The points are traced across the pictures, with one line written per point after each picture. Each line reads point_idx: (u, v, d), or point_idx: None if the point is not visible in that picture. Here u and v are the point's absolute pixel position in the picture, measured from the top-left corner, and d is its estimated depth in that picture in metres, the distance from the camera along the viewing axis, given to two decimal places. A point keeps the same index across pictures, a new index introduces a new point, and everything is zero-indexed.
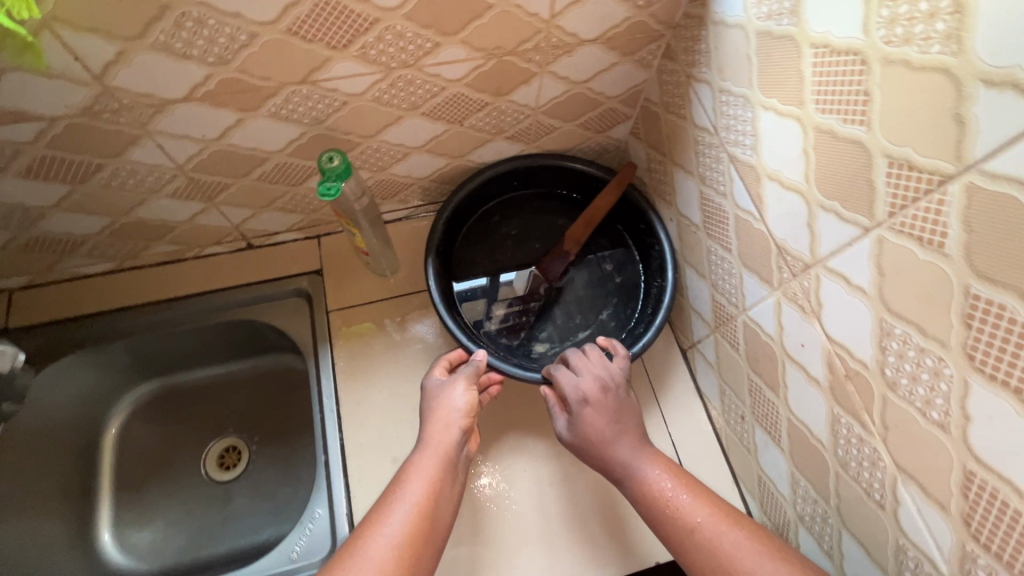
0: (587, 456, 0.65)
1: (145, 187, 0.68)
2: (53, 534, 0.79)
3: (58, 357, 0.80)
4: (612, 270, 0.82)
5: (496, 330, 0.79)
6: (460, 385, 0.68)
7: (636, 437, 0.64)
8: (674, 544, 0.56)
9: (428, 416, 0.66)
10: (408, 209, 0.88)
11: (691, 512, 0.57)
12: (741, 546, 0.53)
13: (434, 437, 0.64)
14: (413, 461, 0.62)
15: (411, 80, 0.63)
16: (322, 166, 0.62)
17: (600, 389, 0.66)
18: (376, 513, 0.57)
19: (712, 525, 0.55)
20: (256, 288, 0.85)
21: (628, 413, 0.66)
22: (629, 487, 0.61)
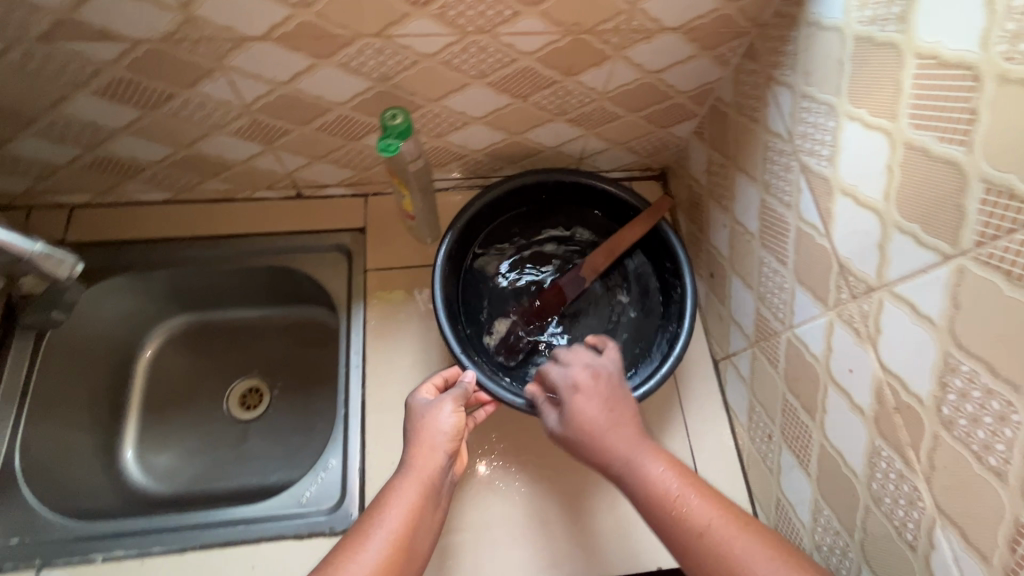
0: (581, 450, 0.59)
1: (210, 122, 0.69)
2: (83, 443, 0.83)
3: (107, 276, 0.83)
4: (627, 304, 0.80)
5: (495, 346, 0.77)
6: (450, 404, 0.62)
7: (635, 430, 0.58)
8: (682, 552, 0.51)
9: (412, 437, 0.61)
10: (457, 179, 0.88)
11: (699, 515, 0.51)
12: (754, 554, 0.48)
13: (419, 461, 0.58)
14: (394, 487, 0.57)
15: (484, 47, 0.62)
16: (384, 123, 0.62)
17: (591, 377, 0.62)
18: (350, 544, 0.53)
19: (721, 528, 0.50)
20: (299, 238, 0.86)
21: (625, 403, 0.61)
22: (629, 484, 0.55)
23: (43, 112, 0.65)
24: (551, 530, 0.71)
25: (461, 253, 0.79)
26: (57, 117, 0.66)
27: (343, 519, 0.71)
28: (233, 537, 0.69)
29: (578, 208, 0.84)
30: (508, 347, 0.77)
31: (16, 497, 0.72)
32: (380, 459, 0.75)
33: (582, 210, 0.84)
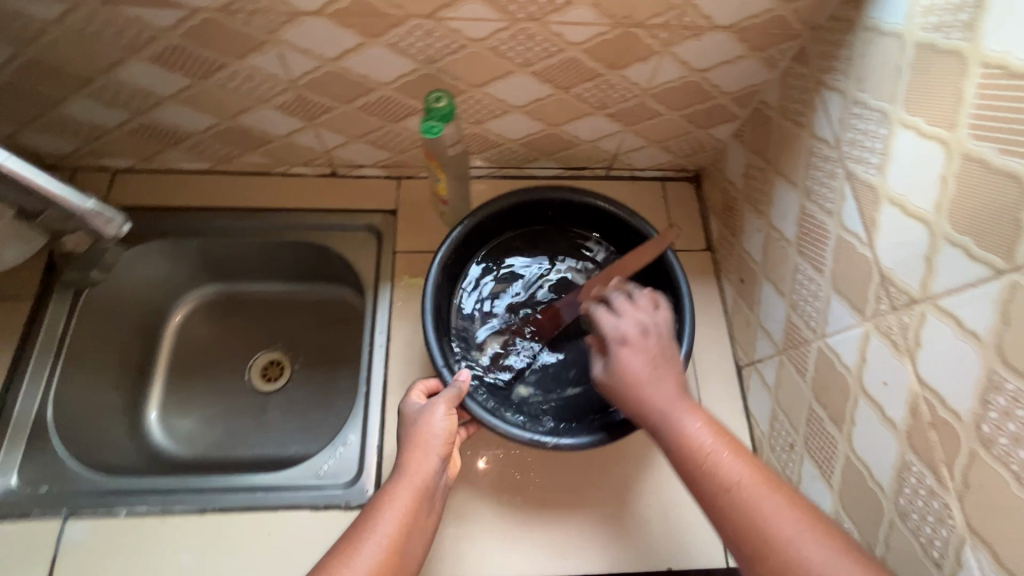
0: (623, 401, 0.61)
1: (255, 95, 0.70)
2: (111, 401, 0.85)
3: (144, 240, 0.85)
4: None
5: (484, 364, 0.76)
6: (444, 410, 0.62)
7: (676, 386, 0.60)
8: (708, 501, 0.53)
9: (405, 440, 0.61)
10: (491, 168, 0.88)
11: (731, 472, 0.53)
12: (782, 512, 0.50)
13: (413, 466, 0.59)
14: (389, 490, 0.58)
15: (532, 35, 0.62)
16: (428, 104, 0.62)
17: (640, 333, 0.64)
18: (345, 546, 0.53)
19: (752, 486, 0.52)
20: (332, 216, 0.87)
21: (670, 362, 0.62)
22: (663, 435, 0.58)
23: (98, 75, 0.67)
24: (562, 522, 0.71)
25: (457, 264, 0.77)
26: (110, 81, 0.68)
27: (359, 494, 0.72)
28: (252, 503, 0.71)
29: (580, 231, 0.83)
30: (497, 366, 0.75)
31: (47, 447, 0.73)
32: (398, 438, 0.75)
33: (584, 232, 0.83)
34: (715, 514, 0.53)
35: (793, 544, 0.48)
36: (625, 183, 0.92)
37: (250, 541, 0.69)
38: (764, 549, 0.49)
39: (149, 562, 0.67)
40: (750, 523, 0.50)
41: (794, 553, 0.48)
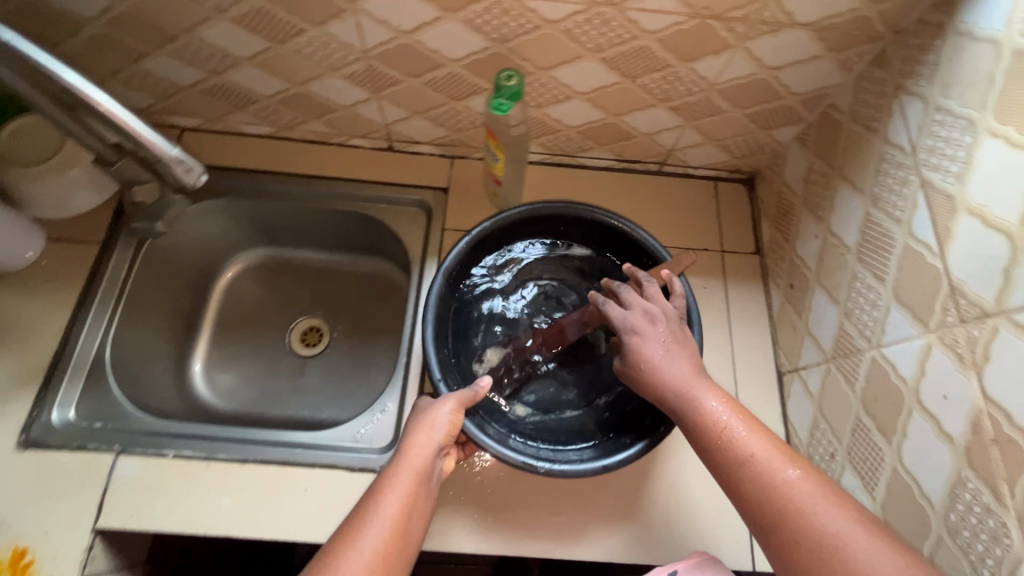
0: (638, 385, 0.63)
1: (327, 63, 0.72)
2: (161, 349, 0.88)
3: (206, 197, 0.88)
4: None
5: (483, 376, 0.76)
6: (446, 401, 0.63)
7: (692, 366, 0.62)
8: (723, 475, 0.56)
9: (410, 428, 0.61)
10: (544, 154, 0.88)
11: (746, 445, 0.55)
12: (795, 483, 0.52)
13: (413, 451, 0.59)
14: (387, 476, 0.57)
15: (608, 20, 0.62)
16: (498, 82, 0.63)
17: (648, 322, 0.64)
18: (345, 532, 0.53)
19: (766, 458, 0.54)
20: (384, 189, 0.89)
21: (684, 344, 0.63)
22: (682, 416, 0.60)
23: (182, 33, 0.70)
24: (585, 511, 0.74)
25: (462, 272, 0.78)
26: (192, 40, 0.70)
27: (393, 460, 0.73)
28: (291, 458, 0.73)
29: (590, 250, 0.83)
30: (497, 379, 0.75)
31: (103, 386, 0.77)
32: None
33: (593, 250, 0.83)
34: (731, 486, 0.55)
35: (805, 513, 0.50)
36: (677, 180, 0.92)
37: (288, 494, 0.71)
38: (779, 518, 0.51)
39: (192, 504, 0.70)
40: (765, 493, 0.52)
41: (810, 520, 0.50)
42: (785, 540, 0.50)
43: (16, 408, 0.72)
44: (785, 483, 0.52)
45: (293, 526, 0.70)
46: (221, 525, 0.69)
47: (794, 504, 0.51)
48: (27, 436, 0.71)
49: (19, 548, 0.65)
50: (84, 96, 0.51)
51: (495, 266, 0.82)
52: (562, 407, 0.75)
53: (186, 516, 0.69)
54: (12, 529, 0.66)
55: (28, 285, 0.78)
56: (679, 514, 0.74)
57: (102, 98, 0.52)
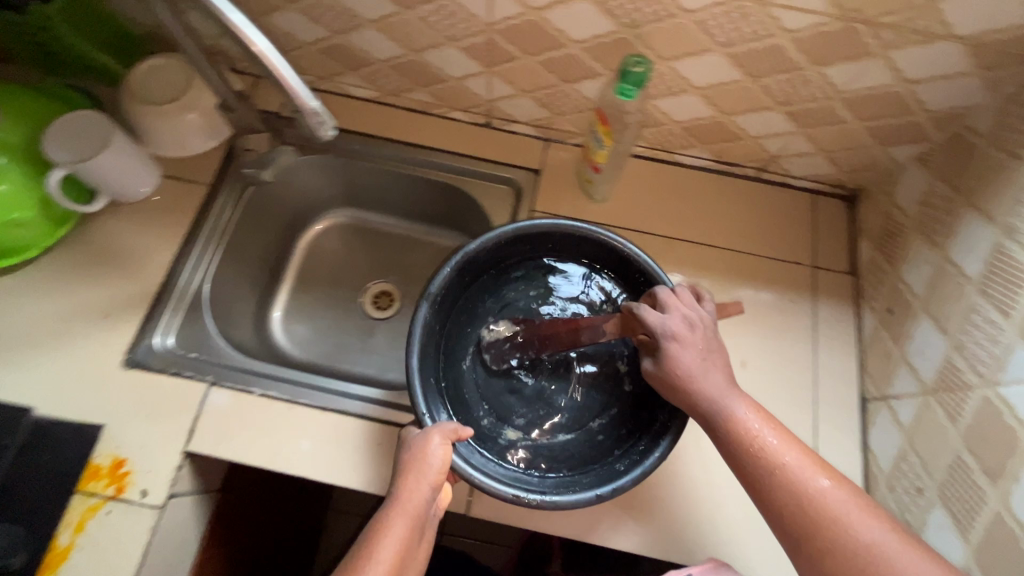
0: (672, 392, 0.61)
1: (449, 33, 0.72)
2: (248, 293, 0.92)
3: (308, 154, 0.91)
4: (625, 375, 0.77)
5: (489, 342, 0.78)
6: (439, 451, 0.60)
7: (727, 376, 0.61)
8: (754, 485, 0.55)
9: (401, 468, 0.59)
10: (655, 148, 0.87)
11: (778, 453, 0.56)
12: (830, 492, 0.52)
13: (406, 501, 0.56)
14: (380, 528, 0.55)
15: (748, 15, 0.60)
16: (626, 69, 0.62)
17: (689, 328, 0.62)
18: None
19: (799, 466, 0.54)
20: (479, 165, 0.89)
21: (719, 353, 0.62)
22: (714, 423, 0.59)
23: None
24: (648, 507, 0.74)
25: (448, 298, 0.77)
26: None
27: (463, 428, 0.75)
28: (366, 412, 0.76)
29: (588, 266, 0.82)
30: (499, 351, 0.78)
31: (201, 320, 0.81)
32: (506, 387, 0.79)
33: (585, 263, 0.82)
34: (762, 495, 0.55)
35: (841, 522, 0.50)
36: (775, 189, 0.89)
37: (362, 446, 0.74)
38: (815, 530, 0.51)
39: (273, 441, 0.74)
40: (800, 503, 0.52)
41: (847, 530, 0.50)
42: (822, 551, 0.50)
43: (123, 330, 0.77)
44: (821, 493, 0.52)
45: (363, 477, 0.73)
46: (298, 465, 0.73)
47: (831, 516, 0.51)
48: (131, 356, 0.75)
49: (118, 458, 0.70)
50: (242, 36, 0.53)
51: (485, 288, 0.81)
52: (553, 429, 0.76)
53: (269, 451, 0.73)
54: (113, 440, 0.71)
55: (142, 217, 0.83)
56: (743, 523, 0.73)
57: (258, 41, 0.53)
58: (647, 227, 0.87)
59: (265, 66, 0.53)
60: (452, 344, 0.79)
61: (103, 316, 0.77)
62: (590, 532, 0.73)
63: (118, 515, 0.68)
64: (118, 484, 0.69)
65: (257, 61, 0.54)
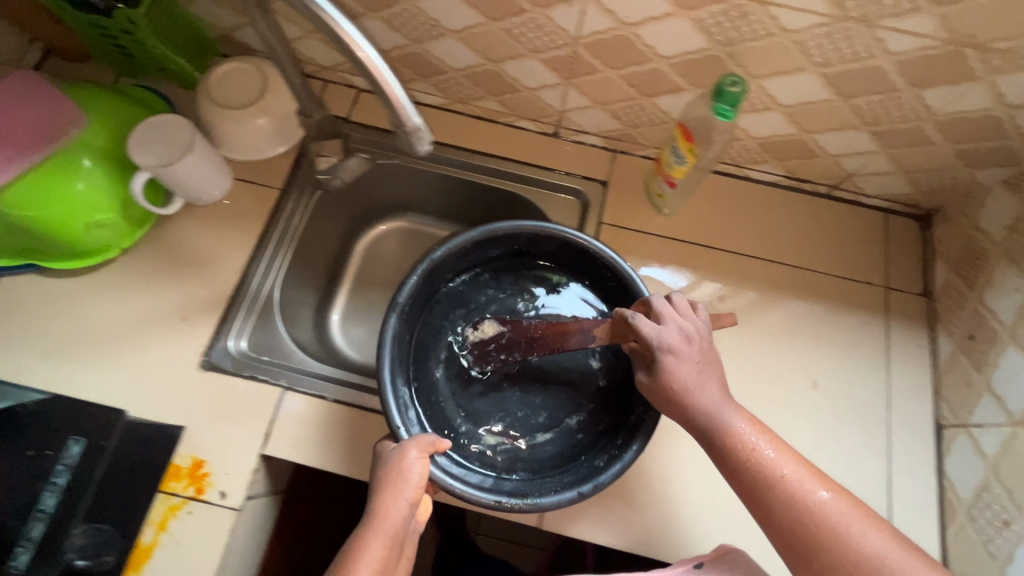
0: (664, 404, 0.64)
1: (533, 45, 0.72)
2: (311, 295, 0.93)
3: (376, 160, 0.91)
4: (597, 371, 0.79)
5: (473, 342, 0.81)
6: (415, 469, 0.60)
7: (720, 389, 0.64)
8: (754, 497, 0.59)
9: (376, 484, 0.60)
10: (745, 167, 0.87)
11: (777, 465, 0.59)
12: (828, 504, 0.56)
13: (383, 520, 0.57)
14: (359, 545, 0.56)
15: (852, 37, 0.59)
16: (722, 87, 0.61)
17: (684, 340, 0.64)
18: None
19: (798, 478, 0.58)
20: (547, 175, 0.89)
21: (713, 366, 0.64)
22: (710, 435, 0.62)
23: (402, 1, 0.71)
24: (717, 525, 0.74)
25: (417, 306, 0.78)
26: (409, 8, 0.72)
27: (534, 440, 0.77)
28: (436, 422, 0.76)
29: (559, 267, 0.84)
30: (481, 351, 0.79)
31: (272, 324, 0.83)
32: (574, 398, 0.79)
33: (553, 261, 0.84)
34: (761, 506, 0.59)
35: (840, 533, 0.55)
36: (846, 207, 0.88)
37: None
38: (812, 541, 0.55)
39: (346, 447, 0.75)
40: (801, 516, 0.56)
41: (847, 540, 0.54)
42: (823, 561, 0.54)
43: (200, 332, 0.78)
44: (821, 505, 0.56)
45: None
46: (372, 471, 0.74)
47: (830, 527, 0.55)
48: (208, 359, 0.77)
49: (197, 459, 0.72)
50: (349, 42, 0.53)
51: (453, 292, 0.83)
52: (531, 431, 0.77)
53: (345, 457, 0.74)
54: (192, 441, 0.72)
55: (215, 220, 0.84)
56: None
57: (364, 47, 0.53)
58: (715, 243, 0.86)
59: (370, 74, 0.54)
60: (423, 352, 0.80)
61: (180, 318, 0.78)
62: (661, 549, 0.73)
63: (199, 516, 0.69)
64: (198, 484, 0.71)
65: (359, 68, 0.54)
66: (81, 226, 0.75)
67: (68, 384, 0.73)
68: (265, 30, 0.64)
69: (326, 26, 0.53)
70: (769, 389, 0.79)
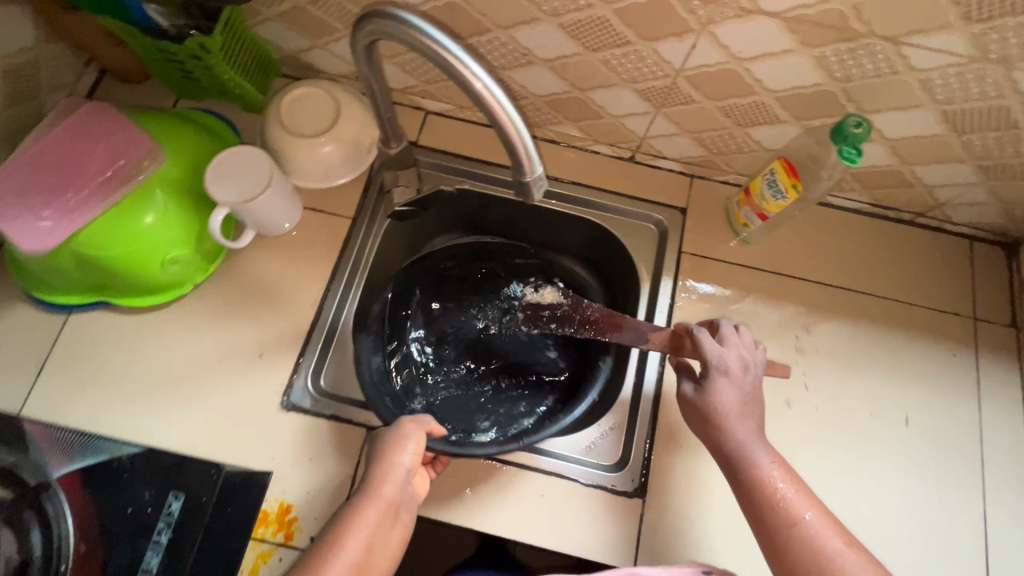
0: (700, 424, 0.65)
1: (629, 76, 0.69)
2: None
3: (452, 190, 0.87)
4: (556, 357, 0.87)
5: (530, 301, 0.89)
6: (412, 439, 0.63)
7: (755, 425, 0.64)
8: (771, 535, 0.59)
9: (377, 455, 0.62)
10: (853, 198, 0.84)
11: (798, 507, 0.59)
12: (843, 554, 0.56)
13: (381, 484, 0.60)
14: (354, 508, 0.57)
15: (984, 77, 0.58)
16: (845, 128, 0.59)
17: (742, 368, 0.65)
18: (314, 563, 0.54)
19: (819, 524, 0.58)
20: (624, 202, 0.85)
21: (756, 403, 0.65)
22: (735, 467, 0.62)
23: (495, 29, 0.68)
24: None
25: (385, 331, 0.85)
26: (502, 37, 0.69)
27: (624, 480, 0.75)
28: (525, 462, 0.75)
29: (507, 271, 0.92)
30: (534, 311, 0.88)
31: (348, 358, 0.80)
32: (667, 437, 0.76)
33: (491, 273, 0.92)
34: (776, 548, 0.58)
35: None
36: (932, 236, 0.85)
37: (525, 495, 0.73)
38: None
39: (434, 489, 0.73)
40: (818, 557, 0.56)
41: None
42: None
43: (278, 371, 0.76)
44: (840, 552, 0.56)
45: (526, 529, 0.72)
46: (462, 514, 0.72)
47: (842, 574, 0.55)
48: (288, 399, 0.74)
49: (285, 503, 0.70)
50: (467, 75, 0.49)
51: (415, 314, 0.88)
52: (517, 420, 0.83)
53: (438, 499, 0.72)
54: (280, 485, 0.70)
55: (288, 251, 0.81)
56: None
57: (481, 79, 0.49)
58: (802, 273, 0.83)
59: (486, 106, 0.49)
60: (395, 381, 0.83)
61: (258, 355, 0.76)
62: None
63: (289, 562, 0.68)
64: (286, 530, 0.69)
65: (475, 101, 0.50)
66: (158, 264, 0.72)
67: (144, 430, 0.71)
68: (367, 72, 0.60)
69: (440, 57, 0.49)
70: (859, 427, 0.77)
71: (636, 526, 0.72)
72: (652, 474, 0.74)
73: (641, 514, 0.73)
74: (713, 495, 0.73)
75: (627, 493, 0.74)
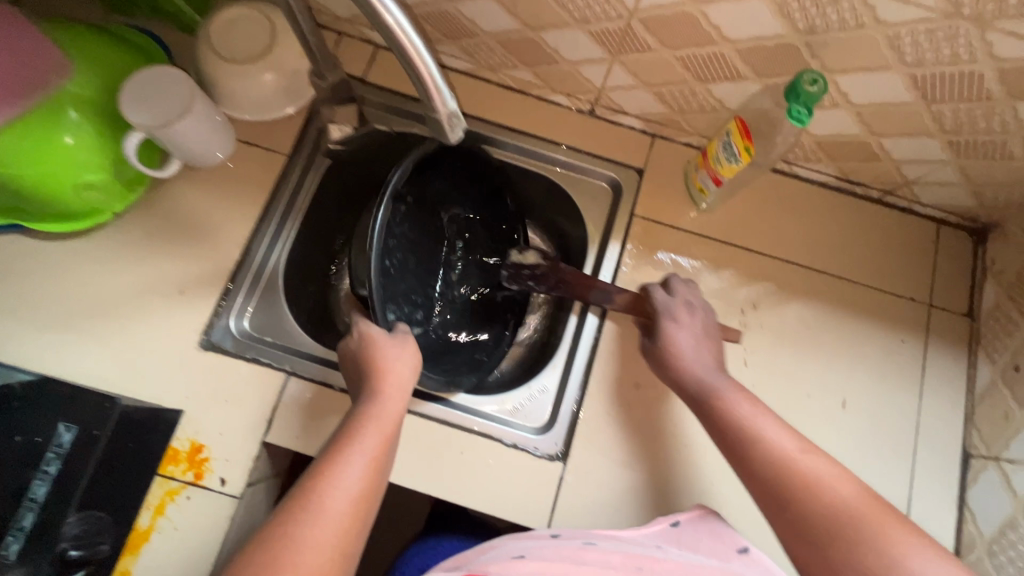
0: (664, 370, 0.66)
1: (582, 15, 0.64)
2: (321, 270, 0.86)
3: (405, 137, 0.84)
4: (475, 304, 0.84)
5: (511, 262, 0.82)
6: (411, 360, 0.63)
7: (713, 360, 0.65)
8: (732, 445, 0.56)
9: (377, 374, 0.60)
10: (815, 167, 0.79)
11: (755, 422, 0.56)
12: (804, 457, 0.52)
13: (388, 402, 0.58)
14: (363, 422, 0.56)
15: (956, 37, 0.52)
16: (800, 85, 0.54)
17: (689, 311, 0.68)
18: (324, 470, 0.51)
19: (774, 433, 0.55)
20: (580, 156, 0.81)
21: (710, 338, 0.67)
22: (696, 396, 0.62)
23: None
24: None
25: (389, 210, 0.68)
26: None
27: (548, 443, 0.72)
28: (450, 419, 0.72)
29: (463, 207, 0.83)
30: (516, 273, 0.81)
31: (277, 301, 0.78)
32: (596, 403, 0.73)
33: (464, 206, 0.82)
34: (741, 458, 0.55)
35: (811, 483, 0.50)
36: (898, 215, 0.81)
37: (445, 451, 0.71)
38: (784, 488, 0.51)
39: None
40: (775, 466, 0.53)
41: (818, 492, 0.50)
42: (795, 517, 0.50)
43: (199, 309, 0.73)
44: (794, 456, 0.53)
45: (445, 485, 0.70)
46: None
47: (796, 473, 0.51)
48: (208, 338, 0.72)
49: (196, 443, 0.68)
50: (375, 5, 0.43)
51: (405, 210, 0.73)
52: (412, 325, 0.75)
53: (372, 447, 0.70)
54: (193, 424, 0.68)
55: (217, 185, 0.77)
56: None
57: (393, 13, 0.43)
58: (757, 245, 0.79)
59: (396, 43, 0.44)
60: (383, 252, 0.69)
61: (179, 292, 0.73)
62: None
63: (196, 501, 0.66)
64: (196, 469, 0.67)
65: (386, 36, 0.44)
66: (71, 188, 0.68)
67: (59, 357, 0.69)
68: None
69: None
70: (795, 405, 0.75)
71: (556, 490, 0.70)
72: (576, 439, 0.72)
73: (559, 479, 0.70)
74: (637, 467, 0.71)
75: (549, 455, 0.71)
